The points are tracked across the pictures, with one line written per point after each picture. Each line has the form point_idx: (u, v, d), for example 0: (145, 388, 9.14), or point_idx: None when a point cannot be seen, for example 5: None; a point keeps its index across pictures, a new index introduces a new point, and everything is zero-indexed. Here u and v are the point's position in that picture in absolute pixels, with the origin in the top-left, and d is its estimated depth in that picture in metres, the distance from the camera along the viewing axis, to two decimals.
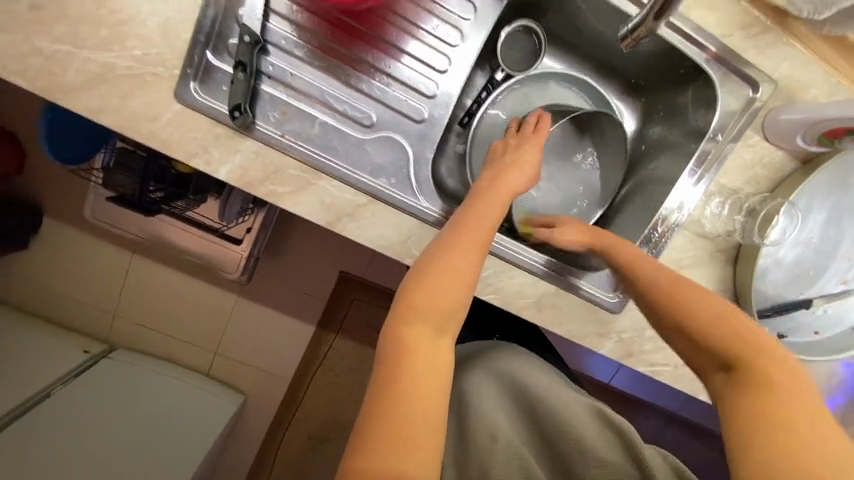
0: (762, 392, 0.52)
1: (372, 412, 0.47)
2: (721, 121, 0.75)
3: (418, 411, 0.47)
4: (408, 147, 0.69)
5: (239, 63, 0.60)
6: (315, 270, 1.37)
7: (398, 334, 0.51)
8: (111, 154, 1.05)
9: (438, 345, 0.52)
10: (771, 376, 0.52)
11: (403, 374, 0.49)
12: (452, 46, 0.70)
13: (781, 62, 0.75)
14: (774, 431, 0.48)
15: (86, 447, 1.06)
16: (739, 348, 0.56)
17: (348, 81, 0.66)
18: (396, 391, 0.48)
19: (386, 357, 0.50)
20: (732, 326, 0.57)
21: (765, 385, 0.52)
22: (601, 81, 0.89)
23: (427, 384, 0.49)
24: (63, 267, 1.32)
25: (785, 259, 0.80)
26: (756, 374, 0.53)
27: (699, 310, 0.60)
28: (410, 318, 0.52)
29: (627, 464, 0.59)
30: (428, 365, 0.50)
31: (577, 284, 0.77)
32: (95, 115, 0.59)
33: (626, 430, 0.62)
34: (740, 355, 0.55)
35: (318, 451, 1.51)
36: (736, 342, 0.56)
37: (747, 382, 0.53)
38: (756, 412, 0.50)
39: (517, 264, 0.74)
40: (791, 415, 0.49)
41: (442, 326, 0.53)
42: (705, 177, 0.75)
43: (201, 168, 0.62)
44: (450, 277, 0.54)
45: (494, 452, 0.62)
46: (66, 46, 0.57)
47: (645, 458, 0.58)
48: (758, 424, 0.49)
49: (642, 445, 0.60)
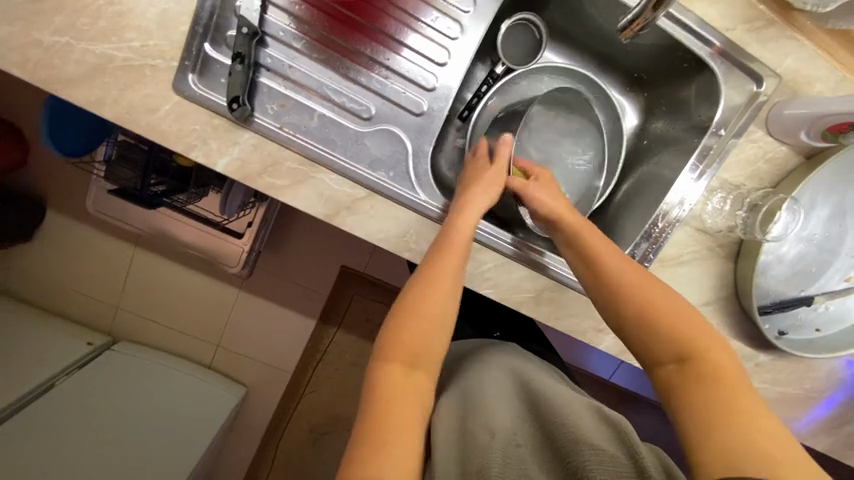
0: (709, 383, 0.53)
1: (360, 439, 0.50)
2: (724, 115, 0.74)
3: (400, 434, 0.50)
4: (407, 141, 0.68)
5: (237, 55, 0.59)
6: (315, 265, 1.38)
7: (383, 362, 0.56)
8: (112, 146, 1.05)
9: (415, 375, 0.55)
10: (720, 369, 0.54)
11: (385, 403, 0.52)
12: (452, 39, 0.69)
13: (786, 56, 0.74)
14: (729, 425, 0.49)
15: (89, 438, 1.07)
16: (692, 341, 0.57)
17: (347, 74, 0.66)
18: (380, 417, 0.51)
19: (373, 385, 0.54)
20: (685, 320, 0.59)
21: (716, 378, 0.54)
22: (604, 75, 0.88)
23: (407, 410, 0.52)
24: (66, 260, 1.33)
25: (787, 255, 0.79)
26: (707, 366, 0.55)
27: (655, 302, 0.61)
28: (391, 351, 0.56)
29: (624, 461, 0.50)
30: (407, 394, 0.54)
31: (543, 262, 0.75)
32: (94, 107, 0.59)
33: (625, 429, 0.53)
34: (694, 347, 0.57)
35: (319, 443, 1.53)
36: (684, 335, 0.58)
37: (703, 375, 0.54)
38: (713, 406, 0.51)
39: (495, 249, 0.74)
40: (743, 407, 0.51)
41: (418, 357, 0.57)
42: (706, 173, 0.74)
43: (200, 161, 0.62)
44: (426, 311, 0.59)
45: (492, 445, 0.51)
46: (65, 37, 0.57)
47: (641, 451, 0.49)
48: (715, 419, 0.50)
49: (640, 442, 0.51)
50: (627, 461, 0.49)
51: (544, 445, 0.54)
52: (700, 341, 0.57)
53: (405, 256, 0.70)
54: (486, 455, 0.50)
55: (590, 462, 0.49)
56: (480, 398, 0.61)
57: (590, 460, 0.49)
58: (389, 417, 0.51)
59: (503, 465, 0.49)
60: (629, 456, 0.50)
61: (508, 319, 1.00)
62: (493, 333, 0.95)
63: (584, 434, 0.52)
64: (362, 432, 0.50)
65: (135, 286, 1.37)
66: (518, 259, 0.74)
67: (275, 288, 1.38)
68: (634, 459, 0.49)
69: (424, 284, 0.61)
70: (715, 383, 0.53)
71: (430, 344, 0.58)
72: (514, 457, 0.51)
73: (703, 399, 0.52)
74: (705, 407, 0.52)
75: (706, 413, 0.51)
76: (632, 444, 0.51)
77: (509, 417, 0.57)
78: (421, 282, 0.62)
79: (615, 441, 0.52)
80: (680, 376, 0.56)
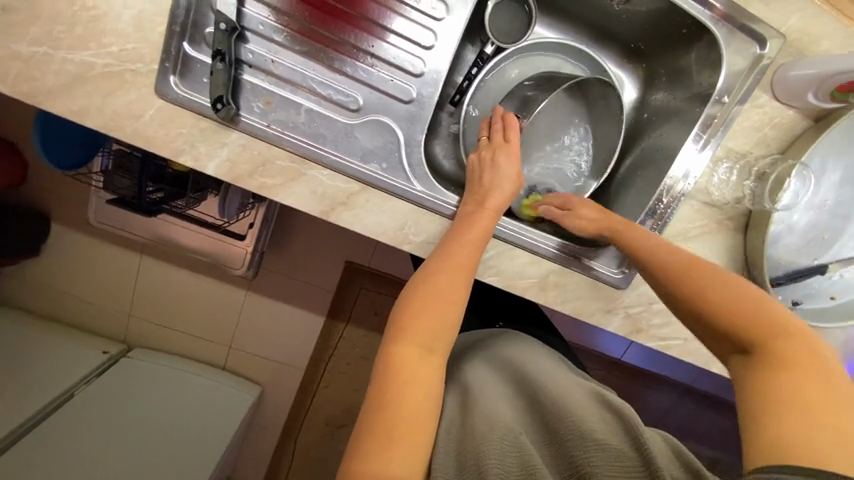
0: (786, 373, 0.49)
1: (369, 428, 0.50)
2: (727, 82, 0.71)
3: (409, 425, 0.50)
4: (398, 130, 0.66)
5: (217, 52, 0.58)
6: (319, 262, 1.37)
7: (389, 353, 0.55)
8: (108, 156, 1.04)
9: (428, 363, 0.55)
10: (792, 357, 0.50)
11: (392, 390, 0.52)
12: (437, 21, 0.67)
13: (791, 14, 0.70)
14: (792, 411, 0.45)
15: (111, 440, 1.10)
16: (756, 327, 0.54)
17: (331, 65, 0.64)
18: (389, 404, 0.51)
19: (378, 379, 0.54)
20: (746, 303, 0.56)
21: (782, 367, 0.50)
22: (599, 49, 0.85)
23: (416, 400, 0.52)
24: (73, 272, 1.34)
25: (798, 224, 0.77)
26: (773, 350, 0.51)
27: (722, 290, 0.58)
28: (400, 338, 0.55)
29: (628, 448, 0.48)
30: (417, 382, 0.53)
31: (589, 265, 0.76)
32: (78, 116, 0.58)
33: (633, 419, 0.51)
34: (756, 336, 0.53)
35: (337, 436, 1.54)
36: (756, 326, 0.54)
37: (767, 361, 0.51)
38: (775, 390, 0.48)
39: (509, 241, 0.73)
40: (824, 404, 0.46)
41: (431, 346, 0.56)
42: (711, 142, 0.72)
43: (189, 165, 0.61)
44: (438, 300, 0.58)
45: (489, 436, 0.51)
46: (43, 47, 0.56)
47: (645, 440, 0.48)
48: (775, 402, 0.47)
49: (643, 427, 0.50)
50: (634, 453, 0.48)
51: (547, 437, 0.53)
52: (762, 326, 0.54)
53: (404, 248, 0.69)
54: (482, 449, 0.49)
55: (594, 459, 0.48)
56: (478, 392, 0.60)
57: (594, 457, 0.48)
58: (400, 405, 0.51)
59: (501, 457, 0.49)
60: (634, 445, 0.48)
61: (508, 307, 0.98)
62: (496, 323, 0.93)
63: (589, 429, 0.50)
64: (367, 420, 0.51)
65: (143, 293, 1.38)
66: (521, 245, 0.73)
67: (281, 288, 1.38)
68: (643, 451, 0.47)
69: (437, 271, 0.60)
70: (780, 369, 0.50)
71: (445, 334, 0.57)
72: (515, 448, 0.50)
73: (767, 383, 0.49)
74: (766, 391, 0.48)
75: (764, 398, 0.48)
76: (639, 436, 0.49)
77: (511, 413, 0.56)
78: (435, 270, 0.60)
79: (621, 431, 0.50)
80: (746, 365, 0.53)
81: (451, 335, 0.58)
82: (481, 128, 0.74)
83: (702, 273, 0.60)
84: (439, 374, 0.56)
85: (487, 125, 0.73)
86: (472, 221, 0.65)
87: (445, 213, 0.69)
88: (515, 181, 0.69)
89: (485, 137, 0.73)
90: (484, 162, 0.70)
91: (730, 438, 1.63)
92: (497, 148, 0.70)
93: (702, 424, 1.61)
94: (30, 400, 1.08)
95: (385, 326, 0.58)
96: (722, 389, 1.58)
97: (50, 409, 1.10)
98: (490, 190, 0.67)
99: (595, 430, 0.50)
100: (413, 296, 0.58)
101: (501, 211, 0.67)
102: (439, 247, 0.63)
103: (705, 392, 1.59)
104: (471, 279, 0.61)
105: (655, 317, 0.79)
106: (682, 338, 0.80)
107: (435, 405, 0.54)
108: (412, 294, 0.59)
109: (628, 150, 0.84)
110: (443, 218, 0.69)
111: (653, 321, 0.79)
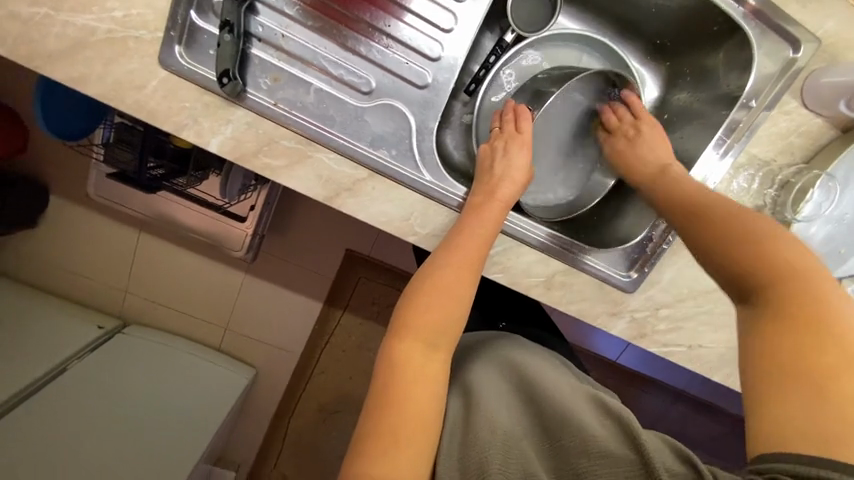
0: (795, 322, 0.46)
1: (374, 428, 0.49)
2: (755, 85, 0.68)
3: (415, 424, 0.49)
4: (410, 116, 0.64)
5: (225, 23, 0.55)
6: (320, 248, 1.35)
7: (393, 350, 0.53)
8: (110, 128, 1.00)
9: (434, 359, 0.53)
10: (804, 303, 0.47)
11: (398, 391, 0.50)
12: (458, 3, 0.64)
13: (827, 18, 0.67)
14: (795, 369, 0.43)
15: (103, 416, 1.09)
16: (772, 274, 0.50)
17: (344, 43, 0.61)
18: (392, 403, 0.50)
19: (381, 377, 0.52)
20: (764, 247, 0.52)
21: (793, 314, 0.47)
22: (621, 43, 0.82)
23: (422, 400, 0.50)
24: (69, 244, 1.32)
25: (816, 237, 0.74)
26: (785, 298, 0.48)
27: (737, 233, 0.55)
28: (405, 335, 0.54)
29: (627, 450, 0.47)
30: (421, 379, 0.52)
31: (592, 264, 0.74)
32: (78, 84, 0.55)
33: (628, 419, 0.50)
34: (771, 279, 0.50)
35: (329, 422, 1.54)
36: (769, 269, 0.51)
37: (777, 308, 0.48)
38: (782, 342, 0.45)
39: (518, 238, 0.71)
40: (833, 354, 0.43)
41: (437, 342, 0.54)
42: (733, 148, 0.69)
43: (192, 140, 0.59)
44: (444, 293, 0.56)
45: (491, 440, 0.50)
46: (44, 9, 0.53)
47: (642, 441, 0.46)
48: (779, 358, 0.45)
49: (641, 429, 0.48)
50: (631, 455, 0.46)
51: (546, 441, 0.52)
52: (776, 271, 0.50)
53: (409, 239, 0.67)
54: (484, 453, 0.49)
55: (592, 466, 0.47)
56: (480, 390, 0.59)
57: (592, 462, 0.47)
58: (403, 405, 0.50)
59: (503, 461, 0.48)
60: (633, 449, 0.46)
61: (514, 306, 0.96)
62: (498, 324, 0.92)
63: (589, 433, 0.49)
64: (369, 420, 0.49)
65: (140, 270, 1.36)
66: (527, 243, 0.71)
67: (279, 272, 1.36)
68: (641, 453, 0.46)
69: (443, 264, 0.58)
70: (791, 318, 0.46)
71: (451, 328, 0.55)
72: (514, 452, 0.49)
73: (773, 335, 0.47)
74: (771, 346, 0.46)
75: (768, 352, 0.46)
76: (638, 436, 0.47)
77: (511, 415, 0.55)
78: (442, 262, 0.58)
79: (619, 434, 0.49)
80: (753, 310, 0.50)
81: (457, 331, 0.56)
82: (490, 122, 0.72)
83: (717, 218, 0.57)
84: (443, 371, 0.54)
85: (494, 122, 0.71)
86: (481, 211, 0.63)
87: (453, 205, 0.67)
88: (526, 164, 0.66)
89: (496, 128, 0.70)
90: (495, 153, 0.67)
91: (720, 446, 1.64)
92: (504, 138, 0.68)
93: (693, 430, 1.61)
94: (24, 372, 1.07)
95: (390, 320, 0.56)
96: (715, 396, 1.58)
97: (36, 386, 1.07)
98: (500, 180, 0.65)
99: (594, 434, 0.49)
100: (420, 291, 0.56)
101: (510, 207, 0.65)
102: (447, 238, 0.61)
103: (700, 399, 1.58)
104: (478, 274, 0.59)
105: (660, 323, 0.77)
106: (685, 345, 0.78)
107: (442, 404, 0.52)
108: (419, 288, 0.57)
109: None
110: (449, 209, 0.67)
111: (658, 327, 0.77)
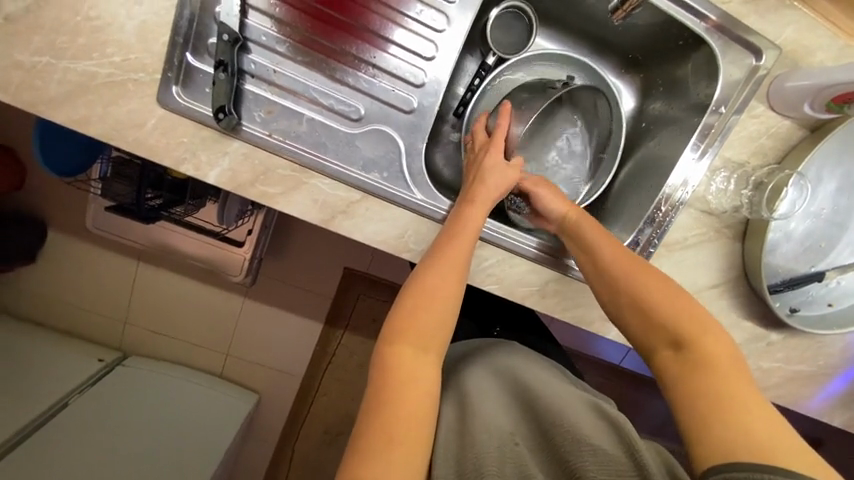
0: (708, 372, 0.50)
1: (368, 426, 0.50)
2: (723, 93, 0.72)
3: (408, 421, 0.50)
4: (399, 139, 0.67)
5: (219, 63, 0.58)
6: (318, 268, 1.37)
7: (385, 355, 0.55)
8: (106, 163, 1.02)
9: (424, 360, 0.55)
10: (712, 355, 0.51)
11: (392, 389, 0.52)
12: (438, 32, 0.67)
13: (784, 27, 0.72)
14: (726, 410, 0.47)
15: (109, 449, 1.08)
16: (681, 324, 0.54)
17: (333, 75, 0.65)
18: (387, 402, 0.51)
19: (375, 381, 0.53)
20: (678, 305, 0.56)
21: (707, 367, 0.51)
22: (597, 59, 0.86)
23: (414, 399, 0.52)
24: (69, 279, 1.33)
25: (795, 232, 0.77)
26: (700, 353, 0.52)
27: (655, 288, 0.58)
28: (396, 338, 0.55)
29: (622, 456, 0.48)
30: (415, 381, 0.53)
31: (572, 265, 0.75)
32: (79, 125, 0.58)
33: (625, 428, 0.51)
34: (686, 332, 0.53)
35: (335, 445, 1.53)
36: (683, 322, 0.54)
37: (695, 362, 0.52)
38: (707, 392, 0.49)
39: (492, 242, 0.72)
40: (741, 392, 0.48)
41: (426, 343, 0.56)
42: (709, 151, 0.73)
43: (191, 174, 0.61)
44: (430, 297, 0.58)
45: (487, 442, 0.51)
46: (46, 57, 0.56)
47: (637, 445, 0.48)
48: (712, 405, 0.48)
49: (637, 435, 0.50)
50: (627, 459, 0.47)
51: (542, 443, 0.53)
52: (690, 325, 0.54)
53: (405, 256, 0.69)
54: (481, 454, 0.50)
55: (588, 464, 0.47)
56: (475, 397, 0.60)
57: (589, 462, 0.47)
58: (397, 406, 0.51)
59: (501, 462, 0.49)
60: (627, 452, 0.48)
61: (508, 314, 0.98)
62: (494, 331, 0.93)
63: (583, 434, 0.50)
64: (366, 427, 0.50)
65: (140, 300, 1.37)
66: (508, 249, 0.73)
67: (280, 295, 1.38)
68: (636, 458, 0.47)
69: (428, 268, 0.60)
70: (703, 371, 0.50)
71: (440, 331, 0.57)
72: (511, 456, 0.50)
73: (694, 392, 0.50)
74: (701, 400, 0.49)
75: (698, 401, 0.49)
76: (632, 443, 0.49)
77: (507, 418, 0.57)
78: (424, 268, 0.61)
79: (615, 440, 0.50)
80: (675, 365, 0.53)
81: (447, 333, 0.57)
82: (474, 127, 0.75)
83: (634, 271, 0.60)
84: (435, 371, 0.55)
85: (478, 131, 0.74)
86: (461, 217, 0.65)
87: (437, 217, 0.69)
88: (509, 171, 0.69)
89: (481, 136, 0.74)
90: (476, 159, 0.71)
91: None
92: (481, 147, 0.72)
93: None
94: (29, 407, 1.07)
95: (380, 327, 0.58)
96: None
97: (37, 424, 1.07)
98: (478, 186, 0.67)
99: (589, 435, 0.50)
100: (409, 296, 0.58)
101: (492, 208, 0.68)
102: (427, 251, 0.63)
103: None
104: (464, 280, 0.61)
105: None
106: None
107: (435, 402, 0.53)
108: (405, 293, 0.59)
109: (625, 158, 0.84)
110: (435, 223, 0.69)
111: None
